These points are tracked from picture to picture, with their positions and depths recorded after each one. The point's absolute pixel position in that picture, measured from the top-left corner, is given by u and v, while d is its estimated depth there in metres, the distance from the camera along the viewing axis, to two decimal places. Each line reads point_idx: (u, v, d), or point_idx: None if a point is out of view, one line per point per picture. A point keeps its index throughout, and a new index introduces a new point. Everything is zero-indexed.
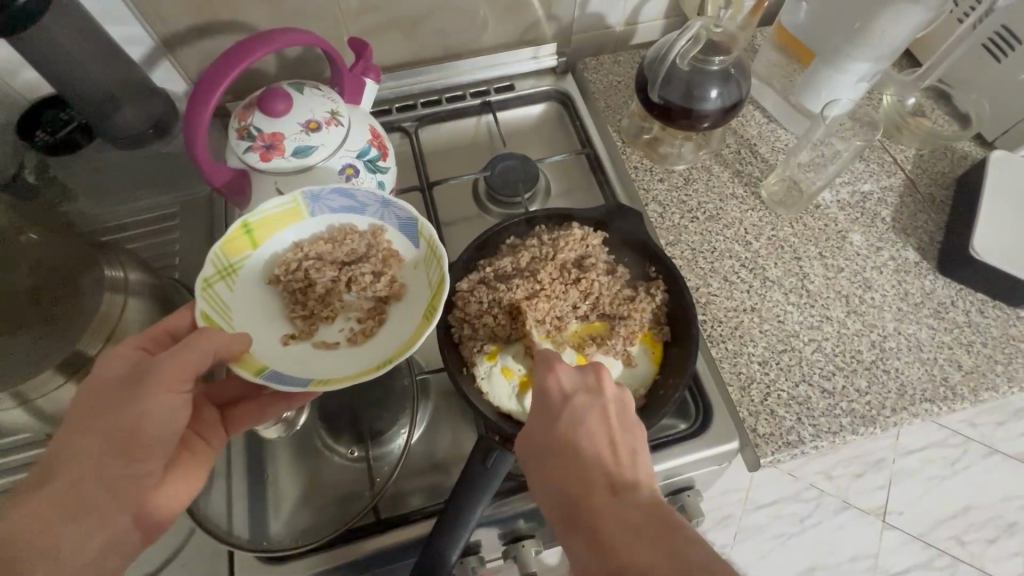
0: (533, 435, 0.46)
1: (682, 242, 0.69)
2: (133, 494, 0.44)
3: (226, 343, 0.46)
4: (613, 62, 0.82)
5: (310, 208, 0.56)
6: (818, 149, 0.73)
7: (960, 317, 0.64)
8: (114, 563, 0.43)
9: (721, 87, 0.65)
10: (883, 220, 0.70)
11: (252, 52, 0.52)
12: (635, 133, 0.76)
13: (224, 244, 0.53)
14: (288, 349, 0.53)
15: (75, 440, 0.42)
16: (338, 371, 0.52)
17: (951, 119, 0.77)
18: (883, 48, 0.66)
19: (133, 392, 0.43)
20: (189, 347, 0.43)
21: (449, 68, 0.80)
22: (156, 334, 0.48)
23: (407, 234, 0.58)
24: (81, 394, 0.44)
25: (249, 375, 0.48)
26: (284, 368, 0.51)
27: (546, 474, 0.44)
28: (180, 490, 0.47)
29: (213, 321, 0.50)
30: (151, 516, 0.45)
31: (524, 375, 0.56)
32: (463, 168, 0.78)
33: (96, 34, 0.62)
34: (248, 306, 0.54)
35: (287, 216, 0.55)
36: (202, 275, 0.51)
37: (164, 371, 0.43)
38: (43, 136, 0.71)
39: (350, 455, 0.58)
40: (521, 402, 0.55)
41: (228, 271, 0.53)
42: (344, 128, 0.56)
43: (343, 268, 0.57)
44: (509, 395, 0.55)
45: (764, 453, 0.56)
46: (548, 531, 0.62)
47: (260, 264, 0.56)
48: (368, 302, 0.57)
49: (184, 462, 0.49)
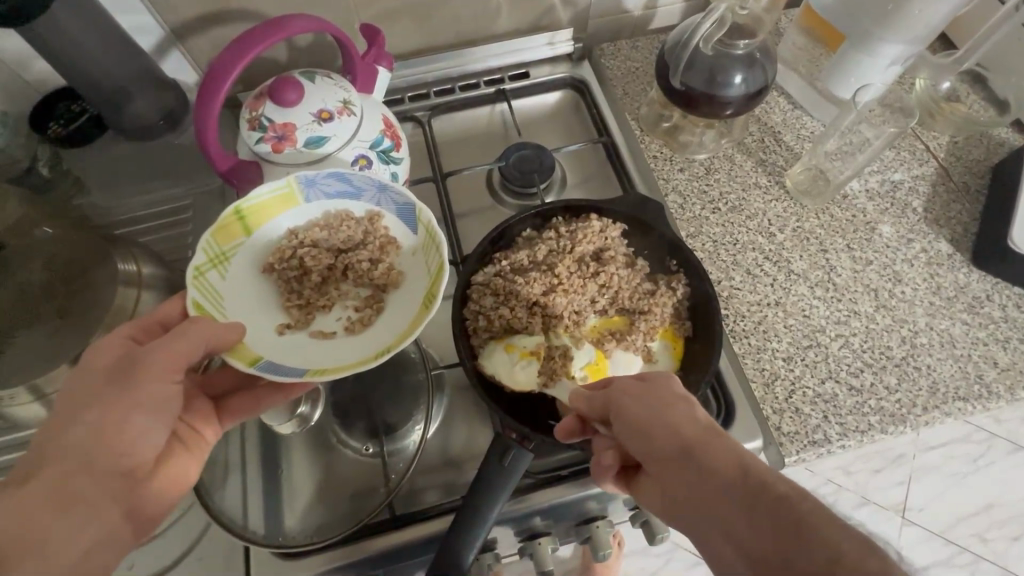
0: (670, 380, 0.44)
1: (703, 234, 0.66)
2: (123, 487, 0.43)
3: (219, 333, 0.46)
4: (631, 48, 0.80)
5: (304, 193, 0.55)
6: (846, 136, 0.70)
7: (996, 313, 0.62)
8: (108, 559, 0.41)
9: (745, 73, 0.63)
10: (914, 211, 0.67)
11: (266, 36, 0.51)
12: (653, 122, 0.74)
13: (216, 231, 0.52)
14: (283, 339, 0.52)
15: (62, 436, 0.41)
16: (334, 360, 0.51)
17: (987, 104, 0.73)
18: (916, 30, 0.63)
19: (125, 382, 0.43)
20: (182, 335, 0.44)
21: (463, 56, 0.77)
22: (147, 324, 0.48)
23: (405, 222, 0.56)
24: (69, 388, 0.43)
25: (243, 367, 0.47)
26: (279, 359, 0.50)
27: (684, 406, 0.40)
28: (169, 487, 0.47)
29: (205, 310, 0.49)
30: (143, 512, 0.44)
31: (526, 350, 0.55)
32: (476, 158, 0.76)
33: (106, 25, 0.61)
34: (241, 296, 0.53)
35: (281, 203, 0.55)
36: (193, 262, 0.50)
37: (157, 359, 0.43)
38: (56, 129, 0.70)
39: (364, 450, 0.57)
40: (519, 373, 0.54)
41: (219, 259, 0.52)
42: (357, 118, 0.55)
43: (339, 256, 0.56)
44: (505, 363, 0.55)
45: (788, 452, 0.55)
46: (564, 528, 0.61)
47: (253, 252, 0.55)
48: (365, 291, 0.56)
49: (179, 455, 0.49)
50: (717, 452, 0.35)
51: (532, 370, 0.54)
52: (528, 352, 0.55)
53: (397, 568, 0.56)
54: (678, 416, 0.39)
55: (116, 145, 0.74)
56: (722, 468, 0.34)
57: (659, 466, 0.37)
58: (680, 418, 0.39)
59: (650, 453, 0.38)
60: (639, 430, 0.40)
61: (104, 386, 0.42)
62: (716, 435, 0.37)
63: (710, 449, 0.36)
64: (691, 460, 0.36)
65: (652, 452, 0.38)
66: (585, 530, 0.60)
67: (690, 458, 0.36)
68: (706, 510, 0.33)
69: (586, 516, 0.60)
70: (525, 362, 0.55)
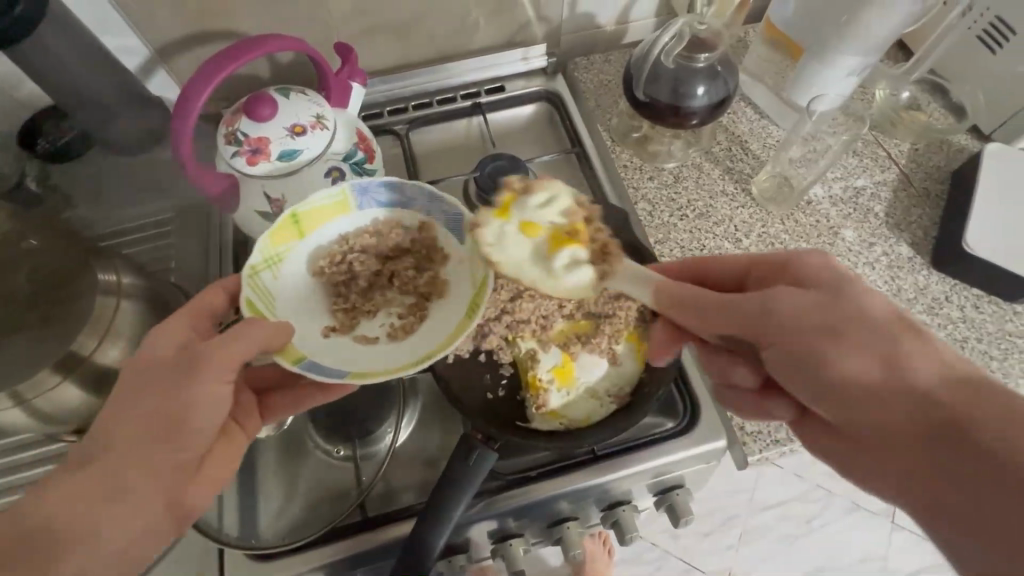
0: (868, 301, 0.41)
1: (671, 241, 0.69)
2: (172, 482, 0.44)
3: (272, 334, 0.47)
4: (604, 61, 0.83)
5: (357, 201, 0.58)
6: (808, 145, 0.74)
7: (955, 313, 0.64)
8: (146, 552, 0.43)
9: (707, 85, 0.65)
10: (877, 215, 0.69)
11: (250, 51, 0.55)
12: (624, 132, 0.77)
13: (273, 232, 0.55)
14: (327, 341, 0.54)
15: (121, 423, 0.42)
16: (376, 364, 0.53)
17: (946, 112, 0.76)
18: (870, 43, 0.65)
19: (183, 375, 0.44)
20: (240, 336, 0.45)
21: (441, 71, 0.80)
22: (200, 313, 0.50)
23: (452, 231, 0.58)
24: (127, 376, 0.44)
25: (288, 365, 0.49)
26: (322, 360, 0.52)
27: (921, 354, 0.38)
28: (210, 487, 0.47)
29: (257, 308, 0.51)
30: (186, 507, 0.45)
31: (551, 231, 0.51)
32: (454, 169, 0.78)
33: (92, 45, 0.64)
34: (289, 296, 0.55)
35: (335, 209, 0.57)
36: (250, 262, 0.53)
37: (211, 357, 0.44)
38: (44, 145, 0.72)
39: (336, 454, 0.59)
40: (550, 261, 0.51)
41: (273, 260, 0.55)
42: (330, 132, 0.57)
43: (386, 262, 0.58)
44: (540, 261, 0.51)
45: (752, 451, 0.59)
46: (537, 530, 0.63)
47: (303, 254, 0.57)
48: (410, 298, 0.58)
49: (218, 452, 0.48)
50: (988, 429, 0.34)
51: (569, 261, 0.50)
52: (555, 231, 0.51)
53: (375, 568, 0.57)
54: (922, 370, 0.38)
55: (102, 160, 0.76)
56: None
57: (904, 436, 0.37)
58: (922, 376, 0.38)
59: (892, 421, 0.38)
60: (868, 388, 0.39)
61: (162, 375, 0.44)
62: (966, 383, 0.37)
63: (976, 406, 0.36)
64: (961, 432, 0.35)
65: (893, 421, 0.38)
66: (557, 531, 0.62)
67: (962, 431, 0.35)
68: (976, 483, 0.34)
69: (558, 517, 0.61)
70: (559, 254, 0.50)
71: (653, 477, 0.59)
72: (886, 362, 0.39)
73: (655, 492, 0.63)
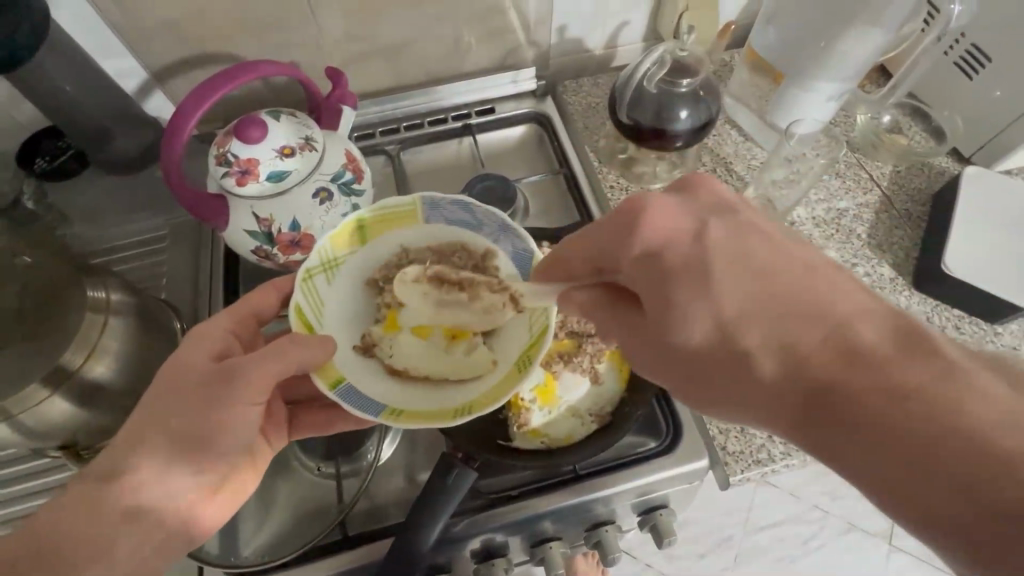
0: (682, 326, 0.35)
1: None
2: (191, 501, 0.48)
3: (316, 352, 0.49)
4: (593, 84, 0.85)
5: (425, 213, 0.59)
6: (791, 167, 0.72)
7: None
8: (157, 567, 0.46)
9: (691, 108, 0.67)
10: (858, 236, 0.70)
11: (242, 76, 0.57)
12: (610, 154, 0.78)
13: (334, 237, 0.57)
14: (366, 362, 0.54)
15: (150, 437, 0.46)
16: (412, 401, 0.52)
17: (927, 135, 0.77)
18: (847, 72, 0.68)
19: (217, 392, 0.46)
20: (282, 355, 0.47)
21: (432, 93, 0.82)
22: (242, 321, 0.55)
23: (519, 266, 0.57)
24: (158, 386, 0.48)
25: (324, 388, 0.50)
26: (358, 383, 0.52)
27: (746, 366, 0.34)
28: (226, 507, 0.50)
29: (303, 314, 0.54)
30: (199, 525, 0.49)
31: (438, 335, 0.56)
32: (445, 189, 0.80)
33: (91, 70, 0.66)
34: (341, 301, 0.57)
35: (402, 219, 0.59)
36: (306, 266, 0.55)
37: (246, 379, 0.47)
38: (41, 163, 0.74)
39: (319, 470, 0.60)
40: (449, 353, 0.55)
41: (329, 265, 0.57)
42: (319, 153, 0.59)
43: None
44: (438, 355, 0.55)
45: (733, 472, 0.59)
46: (520, 549, 0.63)
47: (362, 262, 0.59)
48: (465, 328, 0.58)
49: (242, 471, 0.52)
50: (832, 449, 0.31)
51: (465, 354, 0.55)
52: (445, 327, 0.56)
53: None
54: (746, 384, 0.34)
55: (98, 178, 0.78)
56: (871, 478, 0.29)
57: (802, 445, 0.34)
58: (759, 395, 0.34)
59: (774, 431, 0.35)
60: (732, 413, 0.36)
61: (193, 387, 0.47)
62: (809, 401, 0.32)
63: (821, 436, 0.31)
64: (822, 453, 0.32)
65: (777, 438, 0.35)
66: (539, 551, 0.61)
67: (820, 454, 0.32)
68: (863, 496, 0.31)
69: (542, 537, 0.61)
70: (457, 350, 0.55)
71: (636, 496, 0.59)
72: (722, 382, 0.35)
73: (638, 511, 0.63)
